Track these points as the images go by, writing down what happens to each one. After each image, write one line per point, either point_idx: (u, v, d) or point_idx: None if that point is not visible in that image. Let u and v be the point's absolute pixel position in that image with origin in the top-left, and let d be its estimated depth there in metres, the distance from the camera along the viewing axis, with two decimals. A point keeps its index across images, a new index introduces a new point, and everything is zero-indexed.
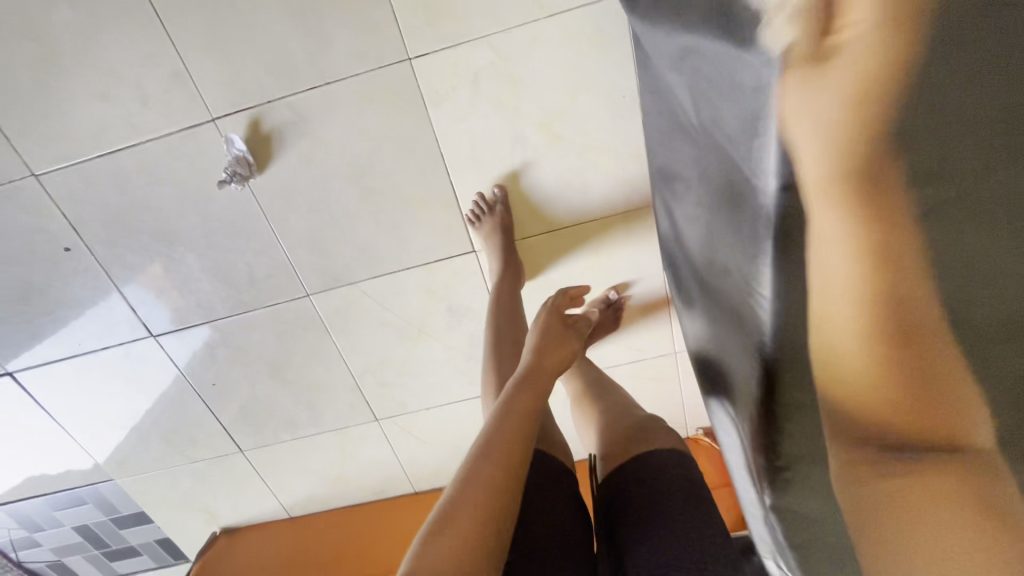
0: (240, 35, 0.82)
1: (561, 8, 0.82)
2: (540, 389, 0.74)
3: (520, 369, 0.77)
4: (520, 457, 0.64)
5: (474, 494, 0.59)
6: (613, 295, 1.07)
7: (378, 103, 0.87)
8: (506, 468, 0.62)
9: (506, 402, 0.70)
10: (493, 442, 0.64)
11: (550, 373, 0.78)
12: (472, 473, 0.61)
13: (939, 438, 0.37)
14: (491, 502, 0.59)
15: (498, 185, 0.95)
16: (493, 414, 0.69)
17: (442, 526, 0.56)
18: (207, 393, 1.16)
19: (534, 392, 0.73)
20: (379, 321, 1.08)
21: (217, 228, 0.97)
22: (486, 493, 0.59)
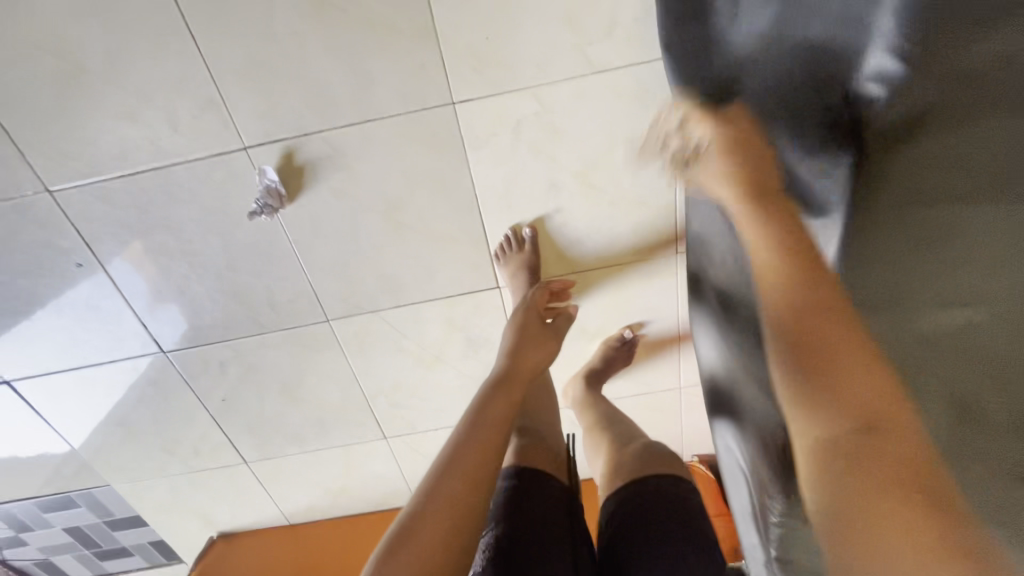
0: (281, 67, 0.79)
1: (610, 65, 0.81)
2: (510, 398, 0.73)
3: (494, 376, 0.78)
4: (484, 473, 0.64)
5: (434, 512, 0.59)
6: (627, 333, 1.11)
7: (417, 143, 0.86)
8: (469, 489, 0.62)
9: (477, 413, 0.70)
10: (455, 457, 0.64)
11: (522, 378, 0.79)
12: (431, 494, 0.60)
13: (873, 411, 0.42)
14: (448, 521, 0.59)
15: (530, 226, 0.95)
16: (461, 425, 0.69)
17: (397, 543, 0.57)
18: (215, 408, 1.15)
19: (504, 403, 0.72)
20: (397, 348, 1.09)
21: (239, 251, 0.95)
22: (445, 514, 0.59)
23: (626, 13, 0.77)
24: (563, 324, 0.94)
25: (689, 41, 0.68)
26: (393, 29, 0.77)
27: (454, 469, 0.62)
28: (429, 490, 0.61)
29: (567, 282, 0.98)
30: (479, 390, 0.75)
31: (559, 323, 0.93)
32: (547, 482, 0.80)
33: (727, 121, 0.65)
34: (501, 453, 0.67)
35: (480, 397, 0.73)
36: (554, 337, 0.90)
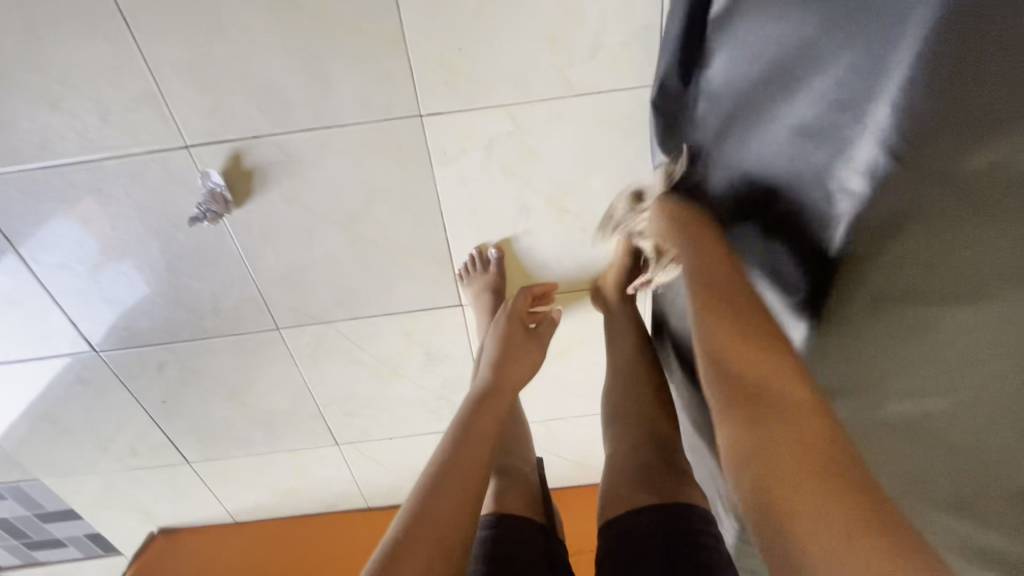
0: (228, 63, 0.71)
1: (591, 89, 0.76)
2: (494, 417, 0.69)
3: (472, 398, 0.72)
4: (469, 507, 0.58)
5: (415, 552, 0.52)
6: None
7: (378, 154, 0.80)
8: (452, 526, 0.55)
9: (460, 436, 0.64)
10: (436, 492, 0.57)
11: (509, 392, 0.74)
12: (411, 534, 0.53)
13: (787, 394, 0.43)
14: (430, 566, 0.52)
15: (495, 246, 0.91)
16: (440, 452, 0.62)
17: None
18: (154, 409, 1.09)
19: (491, 422, 0.68)
20: (351, 358, 1.04)
21: (180, 253, 0.88)
22: (425, 557, 0.52)
23: (612, 36, 0.72)
24: (547, 330, 0.88)
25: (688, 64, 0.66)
26: (357, 31, 0.70)
27: (446, 484, 0.58)
28: (405, 532, 0.54)
29: (550, 287, 0.92)
30: (460, 412, 0.69)
31: (543, 328, 0.86)
32: (525, 526, 0.71)
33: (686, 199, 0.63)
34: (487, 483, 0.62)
35: (462, 416, 0.68)
36: (538, 345, 0.84)
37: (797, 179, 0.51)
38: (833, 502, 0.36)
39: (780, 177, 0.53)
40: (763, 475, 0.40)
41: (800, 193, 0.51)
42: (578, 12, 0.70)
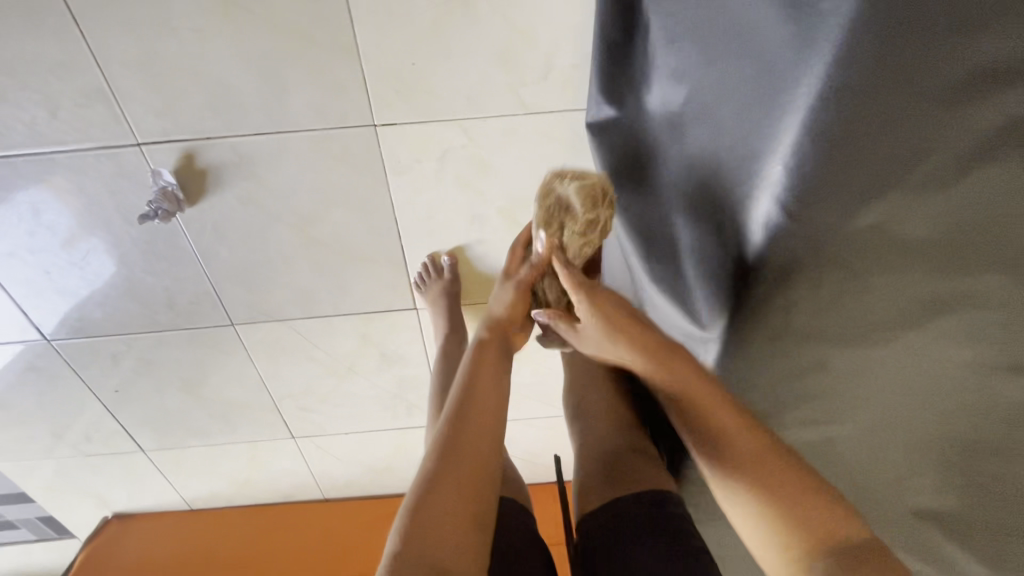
0: (180, 65, 0.71)
1: (542, 109, 0.78)
2: (495, 366, 0.64)
3: (468, 354, 0.65)
4: (485, 472, 0.54)
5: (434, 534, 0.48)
6: None
7: (332, 160, 0.81)
8: (471, 496, 0.52)
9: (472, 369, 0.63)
10: (445, 466, 0.53)
11: (508, 340, 0.69)
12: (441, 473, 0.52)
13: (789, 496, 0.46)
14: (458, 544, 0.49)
15: (449, 254, 0.93)
16: (444, 423, 0.57)
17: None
18: (108, 397, 1.09)
19: (493, 375, 0.63)
20: (306, 356, 1.05)
21: (134, 248, 0.88)
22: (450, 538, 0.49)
23: (563, 60, 0.73)
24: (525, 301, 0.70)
25: (625, 86, 0.67)
26: (311, 41, 0.70)
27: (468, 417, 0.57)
28: (418, 511, 0.50)
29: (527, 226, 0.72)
30: (460, 369, 0.63)
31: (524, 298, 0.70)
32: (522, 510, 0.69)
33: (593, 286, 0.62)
34: (499, 440, 0.58)
35: (464, 373, 0.62)
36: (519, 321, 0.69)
37: (714, 202, 0.52)
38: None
39: (701, 199, 0.55)
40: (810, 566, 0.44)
41: (716, 216, 0.52)
42: (530, 35, 0.71)
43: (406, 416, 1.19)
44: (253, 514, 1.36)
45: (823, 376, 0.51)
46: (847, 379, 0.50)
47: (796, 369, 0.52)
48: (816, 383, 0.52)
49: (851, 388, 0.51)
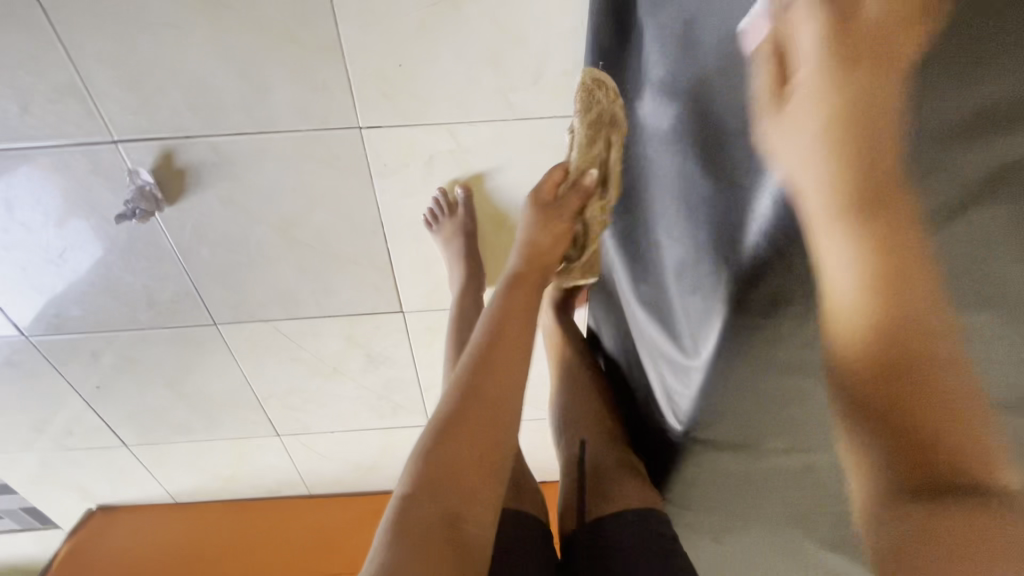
0: (157, 62, 0.69)
1: (532, 115, 0.75)
2: (526, 304, 0.62)
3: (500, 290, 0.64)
4: (507, 407, 0.54)
5: (454, 461, 0.50)
6: None
7: (316, 162, 0.78)
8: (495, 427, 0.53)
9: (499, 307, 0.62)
10: (468, 398, 0.53)
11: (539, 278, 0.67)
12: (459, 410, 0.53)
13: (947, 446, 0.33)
14: (478, 469, 0.51)
15: (462, 185, 0.83)
16: (465, 362, 0.57)
17: (421, 500, 0.48)
18: (89, 393, 1.08)
19: (522, 311, 0.62)
20: (291, 356, 1.04)
21: (112, 245, 0.86)
22: (472, 462, 0.50)
23: (554, 65, 0.71)
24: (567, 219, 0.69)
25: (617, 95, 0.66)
26: (293, 40, 0.67)
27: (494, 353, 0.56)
28: (439, 439, 0.51)
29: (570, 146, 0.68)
30: (493, 302, 0.62)
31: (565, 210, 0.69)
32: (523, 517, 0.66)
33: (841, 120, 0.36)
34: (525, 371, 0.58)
35: (494, 309, 0.61)
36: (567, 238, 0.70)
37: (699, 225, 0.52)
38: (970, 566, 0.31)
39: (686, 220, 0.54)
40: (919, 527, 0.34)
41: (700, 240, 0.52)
42: (520, 39, 0.69)
43: (392, 416, 1.18)
44: (240, 510, 1.36)
45: None
46: None
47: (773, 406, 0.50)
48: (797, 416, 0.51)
49: None
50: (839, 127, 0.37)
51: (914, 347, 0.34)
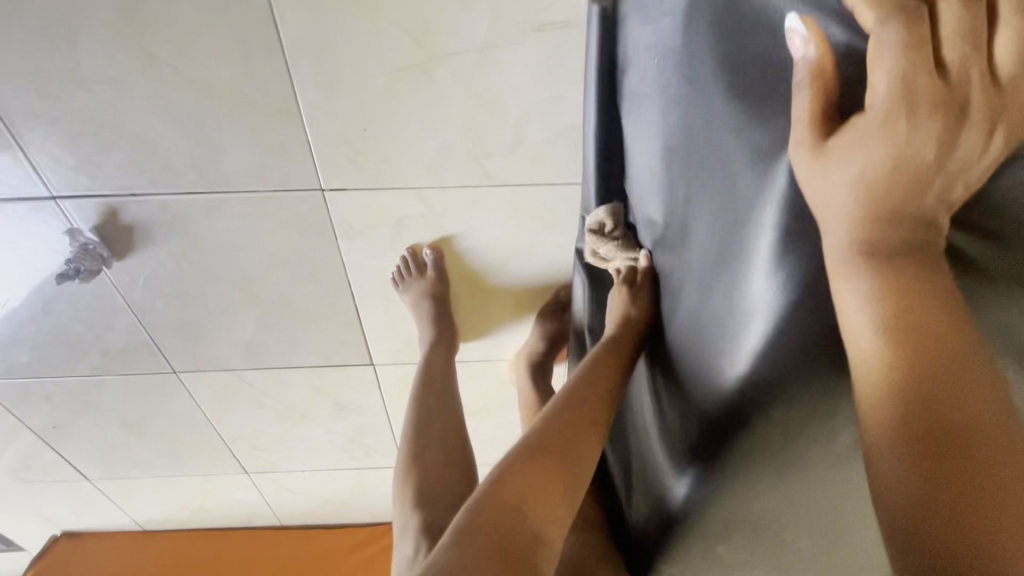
0: (94, 119, 0.62)
1: (509, 182, 0.70)
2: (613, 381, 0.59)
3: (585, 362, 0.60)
4: (580, 468, 0.51)
5: (529, 496, 0.46)
6: (564, 296, 0.85)
7: (276, 222, 0.73)
8: (569, 478, 0.49)
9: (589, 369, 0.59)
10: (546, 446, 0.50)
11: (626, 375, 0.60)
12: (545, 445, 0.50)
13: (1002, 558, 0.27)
14: (549, 514, 0.46)
15: (433, 248, 0.77)
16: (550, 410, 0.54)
17: (490, 515, 0.43)
18: (45, 432, 1.03)
19: (605, 392, 0.57)
20: (256, 403, 1.00)
21: (58, 297, 0.80)
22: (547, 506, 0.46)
23: (534, 133, 0.65)
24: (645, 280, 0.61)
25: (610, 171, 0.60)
26: (244, 102, 0.61)
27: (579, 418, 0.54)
28: (514, 466, 0.47)
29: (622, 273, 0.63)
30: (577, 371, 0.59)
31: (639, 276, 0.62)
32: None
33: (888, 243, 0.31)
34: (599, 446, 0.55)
35: (574, 380, 0.58)
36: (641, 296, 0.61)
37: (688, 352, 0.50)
38: None
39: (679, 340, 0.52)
40: None
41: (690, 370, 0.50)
42: (497, 107, 0.63)
43: (364, 457, 1.14)
44: (210, 542, 1.33)
45: (788, 538, 0.52)
46: (807, 544, 0.51)
47: (737, 519, 0.52)
48: (776, 543, 0.53)
49: (808, 550, 0.52)
50: (875, 209, 0.30)
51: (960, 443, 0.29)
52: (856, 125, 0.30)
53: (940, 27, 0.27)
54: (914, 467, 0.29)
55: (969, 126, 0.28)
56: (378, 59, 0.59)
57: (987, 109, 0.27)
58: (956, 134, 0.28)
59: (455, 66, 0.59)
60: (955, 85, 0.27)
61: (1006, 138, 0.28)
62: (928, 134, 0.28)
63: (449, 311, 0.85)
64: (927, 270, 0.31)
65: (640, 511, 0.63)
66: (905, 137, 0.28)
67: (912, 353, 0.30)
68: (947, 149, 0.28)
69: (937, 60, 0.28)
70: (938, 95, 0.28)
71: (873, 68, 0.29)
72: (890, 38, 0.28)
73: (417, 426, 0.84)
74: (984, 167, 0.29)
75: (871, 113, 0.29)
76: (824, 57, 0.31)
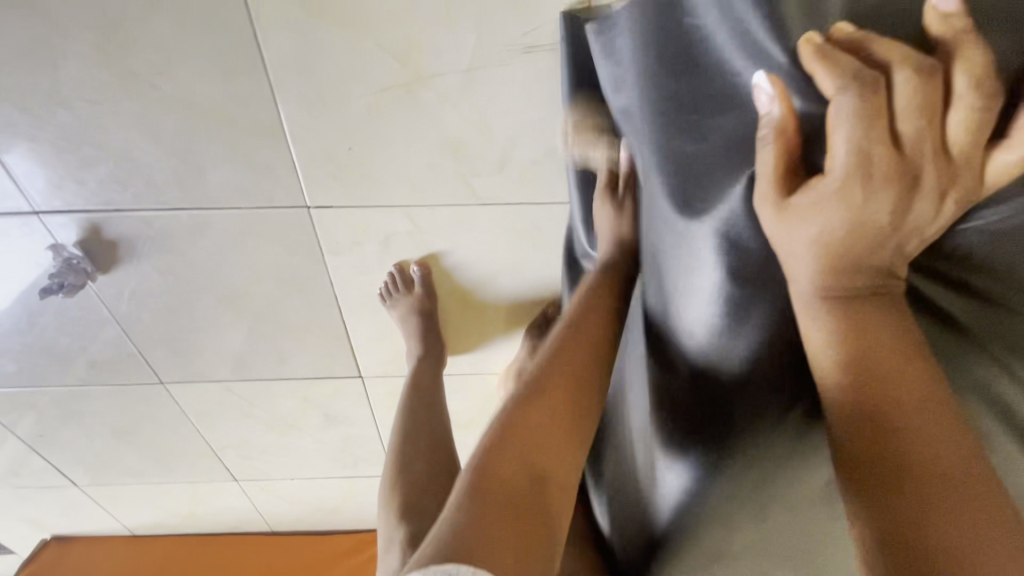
0: (76, 135, 0.61)
1: (496, 201, 0.69)
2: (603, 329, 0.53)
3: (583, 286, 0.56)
4: (583, 416, 0.46)
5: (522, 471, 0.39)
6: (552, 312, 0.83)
7: (262, 238, 0.72)
8: (581, 407, 0.47)
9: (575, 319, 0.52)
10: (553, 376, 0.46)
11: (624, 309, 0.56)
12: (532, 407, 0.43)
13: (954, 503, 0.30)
14: (564, 450, 0.43)
15: (420, 265, 0.77)
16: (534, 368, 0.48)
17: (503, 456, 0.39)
18: (32, 440, 1.02)
19: (601, 332, 0.52)
20: (245, 413, 0.99)
21: (42, 309, 0.79)
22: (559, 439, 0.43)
23: (522, 154, 0.64)
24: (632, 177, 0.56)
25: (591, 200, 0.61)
26: (229, 120, 0.60)
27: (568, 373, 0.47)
28: (509, 427, 0.41)
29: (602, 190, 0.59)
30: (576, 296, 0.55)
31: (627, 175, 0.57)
32: None
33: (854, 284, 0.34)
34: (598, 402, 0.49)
35: (575, 305, 0.54)
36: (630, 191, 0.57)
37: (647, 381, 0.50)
38: None
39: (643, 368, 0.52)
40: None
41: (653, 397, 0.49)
42: (483, 128, 0.62)
43: (353, 467, 1.14)
44: (200, 548, 1.33)
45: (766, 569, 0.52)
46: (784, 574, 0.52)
47: (714, 554, 0.51)
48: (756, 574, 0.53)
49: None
50: (838, 257, 0.33)
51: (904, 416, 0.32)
52: (816, 187, 0.33)
53: (896, 99, 0.30)
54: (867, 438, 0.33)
55: (921, 192, 0.31)
56: (364, 80, 0.58)
57: (939, 179, 0.31)
58: (910, 199, 0.31)
59: (441, 87, 0.59)
60: (909, 155, 0.31)
61: (955, 202, 0.32)
62: (886, 201, 0.31)
63: (437, 326, 0.85)
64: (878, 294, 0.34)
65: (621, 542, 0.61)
66: (864, 202, 0.31)
67: (886, 387, 0.33)
68: (903, 212, 0.32)
69: (893, 132, 0.31)
70: (894, 164, 0.31)
71: (833, 137, 0.32)
72: (849, 112, 0.31)
73: (406, 438, 0.83)
74: (936, 226, 0.33)
75: (831, 178, 0.32)
76: (788, 119, 0.33)
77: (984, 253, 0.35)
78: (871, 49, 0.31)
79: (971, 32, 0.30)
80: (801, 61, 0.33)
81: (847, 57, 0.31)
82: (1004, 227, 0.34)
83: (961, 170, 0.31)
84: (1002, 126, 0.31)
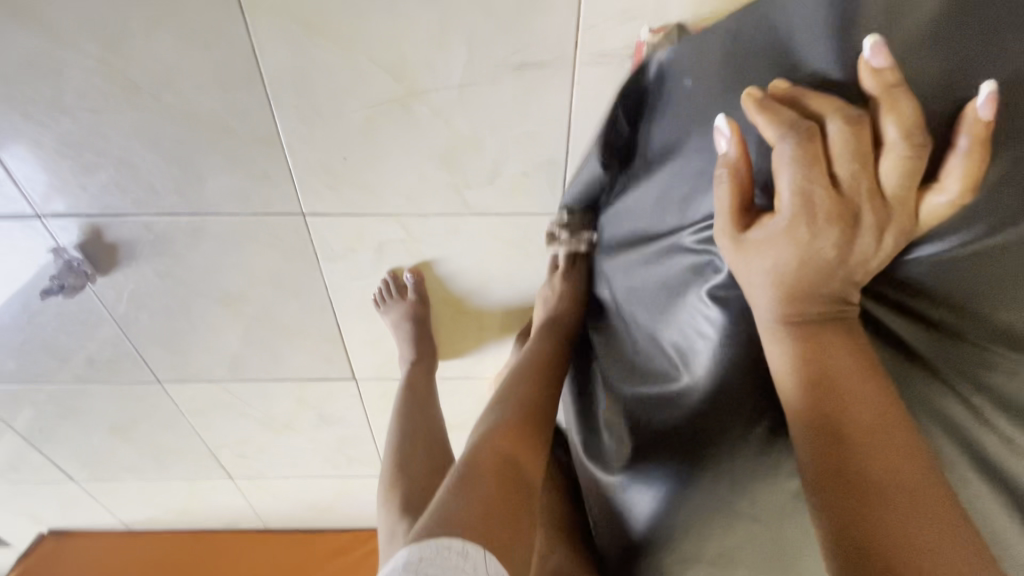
0: (78, 143, 0.63)
1: (488, 211, 0.71)
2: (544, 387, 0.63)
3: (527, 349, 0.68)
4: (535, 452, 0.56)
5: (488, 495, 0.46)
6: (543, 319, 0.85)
7: (258, 244, 0.74)
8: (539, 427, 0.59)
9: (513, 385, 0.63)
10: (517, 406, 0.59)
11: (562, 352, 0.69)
12: (486, 450, 0.52)
13: (874, 431, 0.37)
14: (519, 481, 0.50)
15: (413, 272, 0.79)
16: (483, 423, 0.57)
17: (485, 456, 0.51)
18: (32, 436, 1.04)
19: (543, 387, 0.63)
20: (241, 413, 1.01)
21: (43, 309, 0.81)
22: (524, 448, 0.55)
23: (512, 167, 0.66)
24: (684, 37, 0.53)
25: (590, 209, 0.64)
26: (227, 130, 0.62)
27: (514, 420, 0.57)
28: (473, 465, 0.50)
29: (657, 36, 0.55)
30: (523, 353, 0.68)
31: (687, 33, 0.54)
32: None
33: (802, 301, 0.39)
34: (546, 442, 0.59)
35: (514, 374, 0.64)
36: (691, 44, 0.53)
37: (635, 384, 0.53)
38: (925, 519, 0.34)
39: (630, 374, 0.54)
40: (871, 505, 0.35)
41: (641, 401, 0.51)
42: (476, 141, 0.64)
43: (347, 466, 1.16)
44: (194, 544, 1.35)
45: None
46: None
47: (692, 559, 0.51)
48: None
49: None
50: (790, 282, 0.39)
51: (840, 368, 0.38)
52: (768, 223, 0.38)
53: (832, 147, 0.35)
54: (811, 384, 0.38)
55: (863, 228, 0.36)
56: (359, 94, 0.60)
57: (877, 218, 0.35)
58: (852, 235, 0.36)
59: (434, 102, 0.60)
60: (847, 196, 0.36)
61: (896, 236, 0.36)
62: (829, 236, 0.36)
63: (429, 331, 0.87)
64: (824, 299, 0.38)
65: (605, 540, 0.61)
66: (809, 239, 0.37)
67: (845, 404, 0.37)
68: (846, 247, 0.36)
69: (832, 175, 0.36)
70: (834, 206, 0.36)
71: (781, 178, 0.37)
72: (790, 157, 0.36)
73: (400, 436, 0.84)
74: (880, 258, 0.37)
75: (780, 218, 0.38)
76: (738, 158, 0.39)
77: (938, 279, 0.37)
78: (806, 101, 0.37)
79: (900, 86, 0.33)
80: (745, 111, 0.38)
81: (785, 110, 0.36)
82: (966, 248, 0.36)
83: (898, 211, 0.35)
84: (935, 171, 0.35)
